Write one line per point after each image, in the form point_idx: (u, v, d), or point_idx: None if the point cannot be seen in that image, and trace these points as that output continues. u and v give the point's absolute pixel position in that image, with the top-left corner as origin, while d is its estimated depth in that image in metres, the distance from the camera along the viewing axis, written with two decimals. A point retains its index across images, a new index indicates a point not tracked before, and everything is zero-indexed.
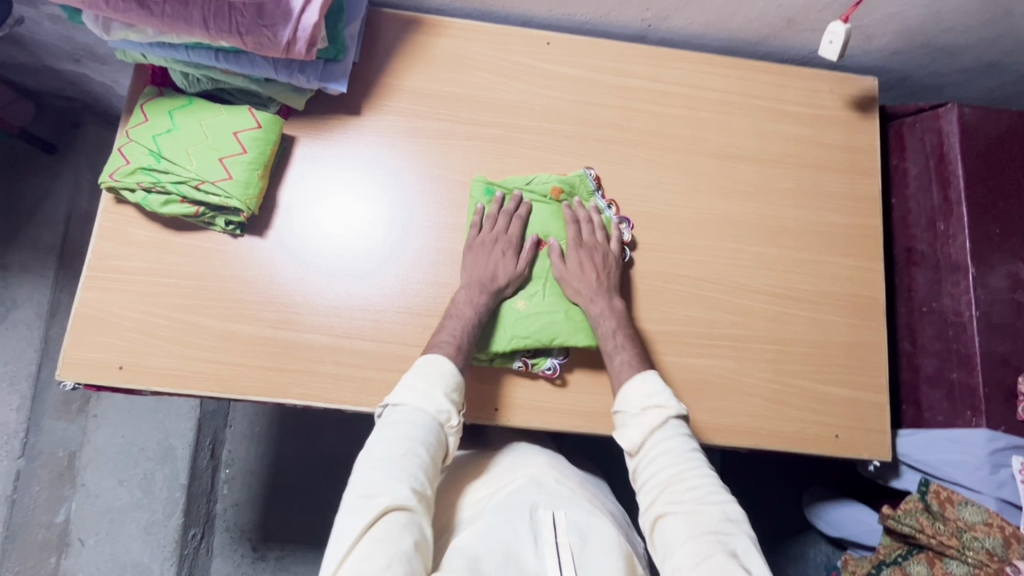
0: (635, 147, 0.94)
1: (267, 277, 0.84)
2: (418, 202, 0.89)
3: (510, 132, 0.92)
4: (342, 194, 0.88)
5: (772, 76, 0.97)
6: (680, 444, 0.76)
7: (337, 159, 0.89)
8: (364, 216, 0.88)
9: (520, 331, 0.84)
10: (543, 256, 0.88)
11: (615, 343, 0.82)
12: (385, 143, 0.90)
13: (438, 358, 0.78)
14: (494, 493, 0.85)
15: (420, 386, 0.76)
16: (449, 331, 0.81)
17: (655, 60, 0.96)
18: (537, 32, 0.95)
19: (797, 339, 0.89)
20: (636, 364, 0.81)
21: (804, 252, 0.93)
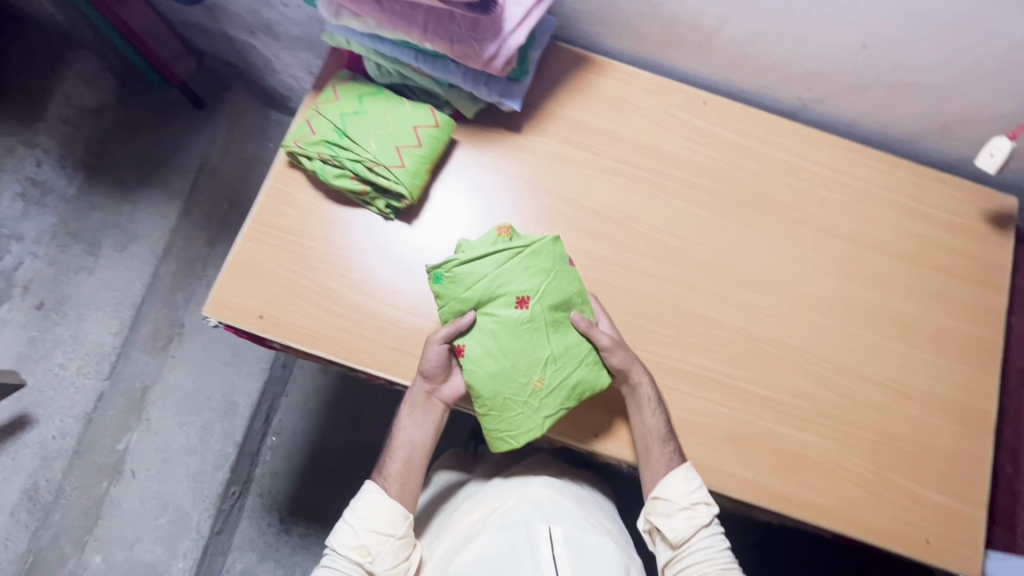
0: (771, 215, 0.96)
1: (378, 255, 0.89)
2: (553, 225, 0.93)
3: (655, 177, 0.96)
4: (474, 209, 0.92)
5: (915, 176, 0.99)
6: (718, 539, 0.85)
7: (478, 177, 0.93)
8: (487, 218, 0.92)
9: (527, 405, 0.82)
10: (523, 318, 0.81)
11: (661, 432, 0.83)
12: (530, 167, 0.95)
13: (371, 488, 0.87)
14: (490, 514, 0.89)
15: (346, 525, 0.86)
16: (395, 463, 0.89)
17: (803, 138, 1.00)
18: (696, 91, 1.00)
19: (901, 435, 0.89)
20: (678, 454, 0.84)
21: (920, 351, 0.93)
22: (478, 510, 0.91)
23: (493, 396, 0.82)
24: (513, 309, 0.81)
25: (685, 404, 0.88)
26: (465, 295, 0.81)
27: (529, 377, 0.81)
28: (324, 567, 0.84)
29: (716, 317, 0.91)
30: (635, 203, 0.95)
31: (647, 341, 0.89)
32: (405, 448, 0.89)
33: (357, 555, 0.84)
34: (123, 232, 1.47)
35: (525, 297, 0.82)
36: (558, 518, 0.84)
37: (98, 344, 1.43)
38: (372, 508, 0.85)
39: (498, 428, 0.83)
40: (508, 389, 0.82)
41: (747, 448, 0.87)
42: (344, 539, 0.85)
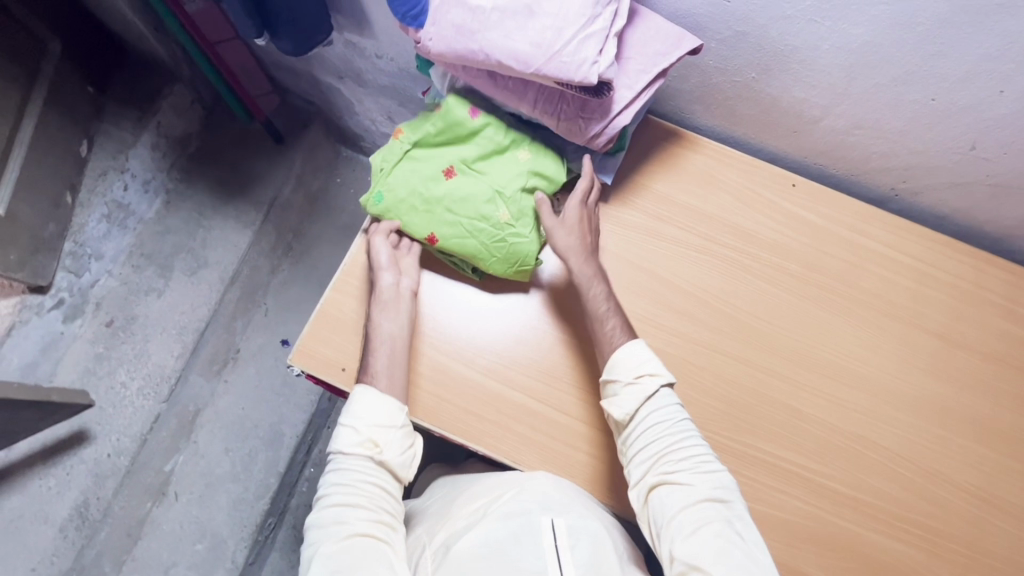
0: (858, 305, 0.95)
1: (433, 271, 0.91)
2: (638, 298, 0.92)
3: (741, 257, 0.96)
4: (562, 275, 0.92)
5: (1010, 274, 0.96)
6: (671, 415, 0.78)
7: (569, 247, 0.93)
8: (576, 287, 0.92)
9: (514, 236, 0.84)
10: (453, 181, 0.85)
11: (602, 309, 0.84)
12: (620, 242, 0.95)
13: (360, 390, 0.79)
14: (495, 499, 0.81)
15: (348, 425, 0.77)
16: (381, 360, 0.82)
17: (894, 227, 0.98)
18: (784, 173, 1.00)
19: (991, 551, 0.85)
20: (624, 330, 0.83)
21: (1013, 461, 0.89)
22: (482, 497, 0.83)
23: (481, 251, 0.84)
24: (443, 181, 0.85)
25: (765, 496, 0.85)
26: (399, 199, 0.86)
27: (495, 214, 0.84)
28: (335, 473, 0.76)
29: (798, 407, 0.89)
30: (721, 283, 0.94)
31: (726, 426, 0.88)
32: (386, 344, 0.83)
33: (365, 450, 0.76)
34: (196, 257, 1.51)
35: (451, 166, 0.85)
36: (567, 509, 0.77)
37: (159, 366, 1.45)
38: (371, 403, 0.78)
39: (498, 268, 0.86)
40: (488, 238, 0.84)
41: (828, 549, 0.84)
42: (347, 438, 0.77)
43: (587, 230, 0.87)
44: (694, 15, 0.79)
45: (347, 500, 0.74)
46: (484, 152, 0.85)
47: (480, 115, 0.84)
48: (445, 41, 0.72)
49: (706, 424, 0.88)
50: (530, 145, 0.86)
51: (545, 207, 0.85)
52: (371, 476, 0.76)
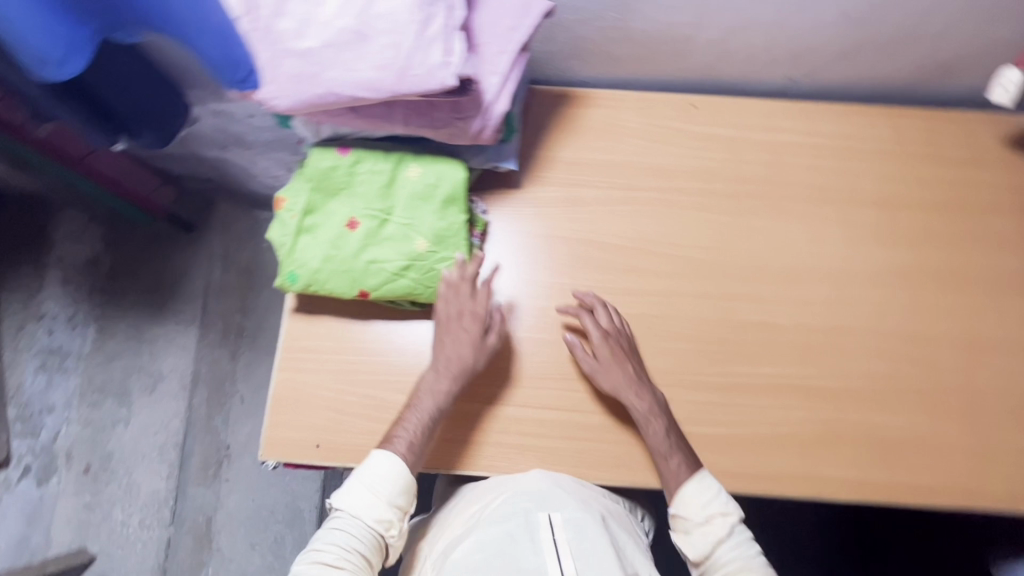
0: (794, 201, 0.94)
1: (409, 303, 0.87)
2: (580, 262, 0.91)
3: (667, 195, 0.94)
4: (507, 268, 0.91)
5: (925, 121, 0.96)
6: (746, 549, 0.79)
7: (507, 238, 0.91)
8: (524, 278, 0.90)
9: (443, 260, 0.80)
10: (357, 232, 0.79)
11: (663, 449, 0.80)
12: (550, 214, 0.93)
13: (387, 458, 0.78)
14: (487, 503, 0.80)
15: (361, 490, 0.78)
16: (411, 420, 0.79)
17: (803, 114, 0.97)
18: (682, 97, 0.98)
19: (989, 390, 0.86)
20: (690, 466, 0.80)
21: (984, 299, 0.89)
22: (478, 501, 0.83)
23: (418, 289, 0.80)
24: (349, 237, 0.79)
25: (764, 417, 0.85)
26: (313, 273, 0.79)
27: (416, 248, 0.79)
28: (334, 529, 0.77)
29: (768, 320, 0.88)
30: (656, 226, 0.93)
31: (707, 364, 0.87)
32: (428, 403, 0.80)
33: (379, 526, 0.78)
34: (149, 373, 1.45)
35: (349, 216, 0.79)
36: (563, 502, 0.77)
37: (152, 494, 1.40)
38: (386, 477, 0.77)
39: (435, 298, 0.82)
40: (418, 274, 0.80)
41: (840, 445, 0.84)
42: (372, 506, 0.77)
43: (615, 348, 0.84)
44: None
45: (337, 559, 0.74)
46: (371, 183, 0.79)
47: (348, 153, 0.78)
48: (289, 93, 0.67)
49: (687, 368, 0.87)
50: (416, 159, 0.80)
51: (577, 348, 0.85)
52: (368, 549, 0.77)
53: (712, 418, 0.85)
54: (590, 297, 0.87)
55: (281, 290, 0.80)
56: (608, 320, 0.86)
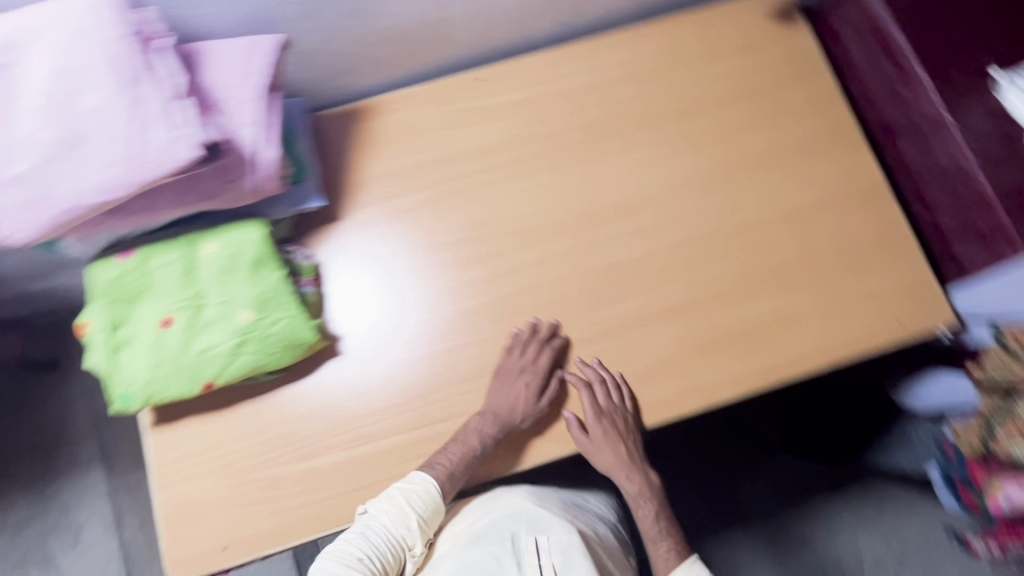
0: (602, 138, 0.96)
1: (390, 354, 0.88)
2: (438, 266, 0.92)
3: (485, 175, 0.95)
4: (390, 285, 0.91)
5: (695, 23, 1.00)
6: None
7: (386, 256, 0.92)
8: (405, 292, 0.90)
9: (273, 321, 0.77)
10: (174, 328, 0.75)
11: (654, 530, 0.89)
12: (414, 223, 0.93)
13: (423, 478, 0.80)
14: (472, 522, 0.85)
15: (398, 500, 0.80)
16: (449, 454, 0.82)
17: (585, 54, 0.99)
18: (468, 74, 0.97)
19: (824, 249, 0.91)
20: (679, 552, 0.86)
21: (796, 169, 0.95)
22: (464, 518, 0.88)
23: (260, 359, 0.77)
24: (167, 336, 0.74)
25: (641, 349, 0.88)
26: (144, 385, 0.74)
27: (239, 320, 0.75)
28: (364, 533, 0.78)
29: (615, 260, 0.91)
30: (486, 209, 0.94)
31: (573, 321, 0.89)
32: (478, 443, 0.82)
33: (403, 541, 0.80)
34: (69, 528, 1.36)
35: (158, 316, 0.75)
36: (550, 524, 0.83)
37: None
38: (420, 498, 0.80)
39: (284, 359, 0.78)
40: (253, 344, 0.76)
41: (713, 349, 0.88)
42: (405, 519, 0.79)
43: (610, 427, 0.85)
44: (258, 11, 0.74)
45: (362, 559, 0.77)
46: (169, 275, 0.75)
47: (132, 255, 0.74)
48: (28, 223, 0.62)
49: (560, 331, 0.89)
50: (205, 234, 0.76)
51: (573, 426, 0.87)
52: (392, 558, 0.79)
53: (595, 370, 0.88)
54: (600, 372, 0.87)
55: (121, 415, 0.75)
56: (606, 397, 0.85)
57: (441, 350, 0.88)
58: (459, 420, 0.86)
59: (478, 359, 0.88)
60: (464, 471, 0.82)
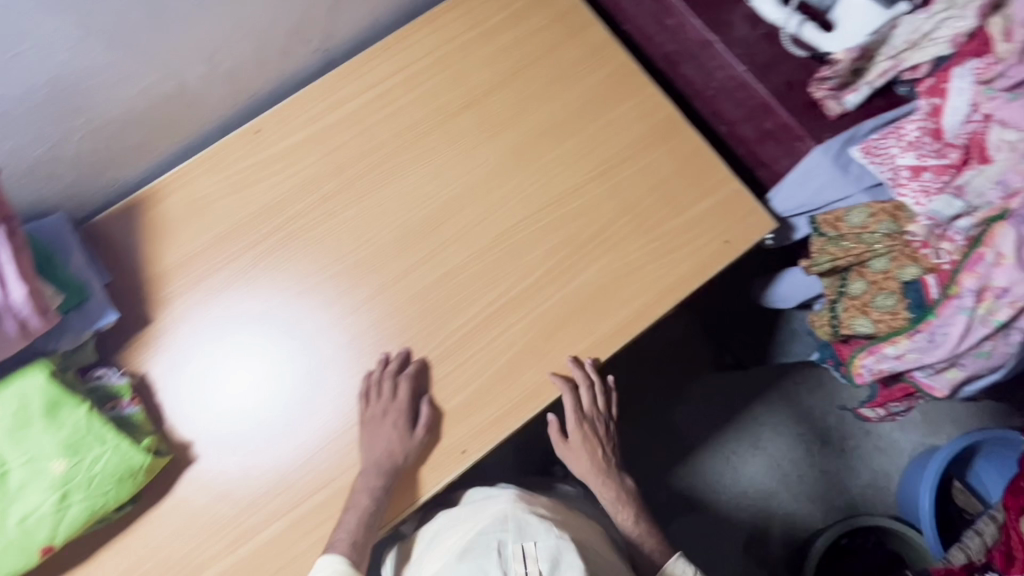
0: (399, 153, 0.94)
1: (275, 420, 0.84)
2: (296, 322, 0.88)
3: (293, 226, 0.91)
4: (256, 354, 0.86)
5: (455, 10, 0.98)
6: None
7: (245, 325, 0.88)
8: (271, 358, 0.86)
9: (94, 459, 0.71)
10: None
11: (636, 531, 0.93)
12: (266, 282, 0.89)
13: (331, 560, 0.76)
14: (464, 534, 0.81)
15: None
16: (346, 524, 0.78)
17: (356, 74, 0.96)
18: (242, 129, 0.93)
19: (639, 194, 0.93)
20: (663, 549, 0.93)
21: (591, 125, 0.95)
22: (456, 530, 0.84)
23: (95, 502, 0.71)
24: None
25: (496, 348, 0.87)
26: None
27: (57, 470, 0.70)
28: None
29: (446, 269, 0.90)
30: (304, 262, 0.90)
31: (423, 343, 0.88)
32: (369, 502, 0.79)
33: None
34: None
35: None
36: (537, 531, 0.77)
37: None
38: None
39: (122, 493, 0.73)
40: (80, 490, 0.71)
41: (563, 324, 0.88)
42: None
43: (592, 433, 0.91)
44: None
45: None
46: None
47: None
48: None
49: (411, 359, 0.87)
50: None
51: (556, 424, 0.93)
52: None
53: (458, 384, 0.86)
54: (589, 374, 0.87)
55: None
56: (590, 402, 0.87)
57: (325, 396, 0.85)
58: (348, 476, 0.82)
59: (355, 398, 0.85)
60: (367, 534, 0.78)
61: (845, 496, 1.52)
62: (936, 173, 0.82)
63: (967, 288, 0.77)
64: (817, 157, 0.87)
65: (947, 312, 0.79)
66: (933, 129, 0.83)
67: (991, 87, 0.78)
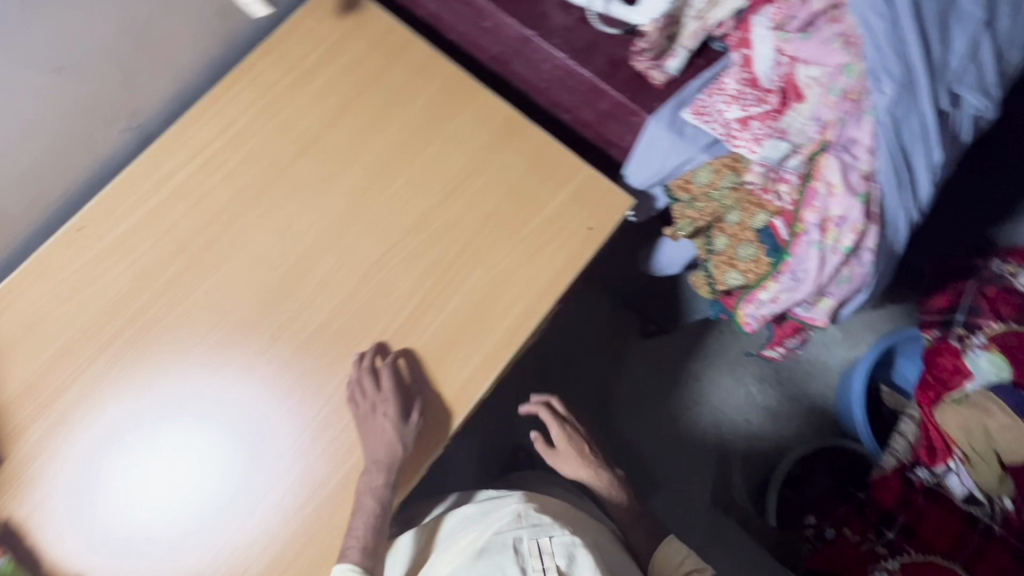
0: (241, 216, 0.89)
1: (197, 512, 0.80)
2: (202, 407, 0.83)
3: (142, 319, 0.85)
4: (171, 449, 0.82)
5: (267, 57, 0.94)
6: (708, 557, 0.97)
7: (152, 422, 0.83)
8: (185, 451, 0.82)
9: None
10: None
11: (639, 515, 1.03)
12: (162, 373, 0.84)
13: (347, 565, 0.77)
14: (479, 532, 0.88)
15: None
16: (358, 522, 0.79)
17: (175, 144, 0.90)
18: (63, 230, 0.86)
19: (496, 201, 0.92)
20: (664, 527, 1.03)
21: (433, 142, 0.93)
22: (470, 530, 0.91)
23: None
24: None
25: None
26: None
27: None
28: None
29: (317, 324, 0.87)
30: (170, 348, 0.85)
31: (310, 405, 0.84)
32: (382, 495, 0.80)
33: None
34: None
35: None
36: (551, 527, 0.85)
37: None
38: None
39: None
40: None
41: (449, 349, 0.87)
42: None
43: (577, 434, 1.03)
44: None
45: None
46: None
47: None
48: None
49: (390, 350, 0.87)
50: None
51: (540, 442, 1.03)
52: None
53: (357, 437, 0.84)
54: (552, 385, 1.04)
55: None
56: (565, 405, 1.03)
57: (239, 464, 0.82)
58: (318, 506, 0.81)
59: (270, 469, 0.82)
60: (378, 531, 0.79)
61: (790, 426, 1.59)
62: (761, 120, 0.84)
63: (810, 223, 0.81)
64: (653, 128, 0.89)
65: (800, 249, 0.82)
66: (750, 79, 0.86)
67: (784, 31, 0.81)
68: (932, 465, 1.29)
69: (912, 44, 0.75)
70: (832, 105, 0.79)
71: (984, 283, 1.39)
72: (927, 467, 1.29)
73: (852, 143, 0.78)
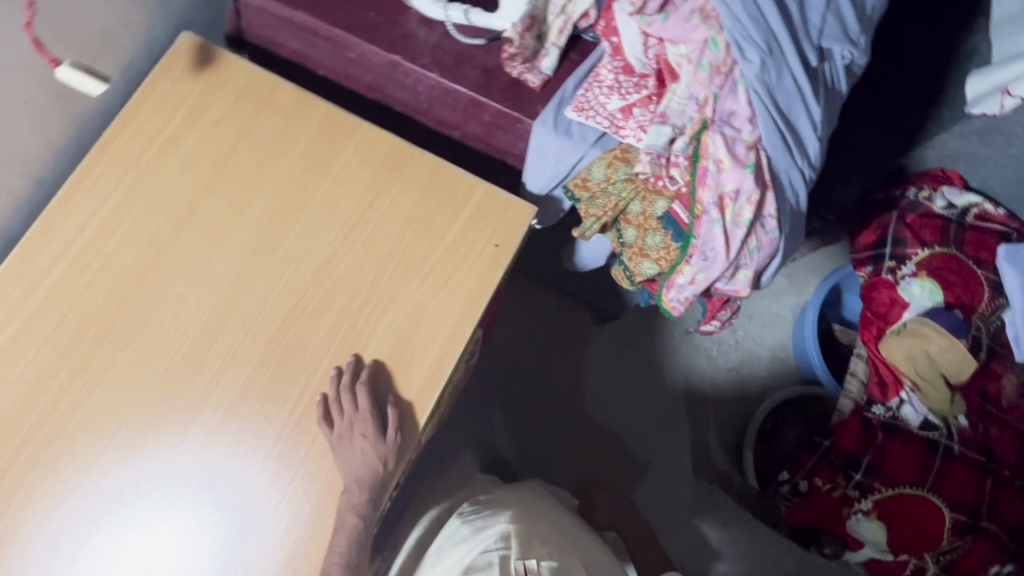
0: (126, 306, 0.84)
1: None
2: (162, 500, 0.79)
3: (37, 438, 0.79)
4: (138, 548, 0.78)
5: (125, 134, 0.89)
6: None
7: (116, 520, 0.78)
8: (149, 550, 0.78)
9: None
10: None
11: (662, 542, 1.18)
12: (115, 468, 0.79)
13: None
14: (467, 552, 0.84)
15: None
16: (335, 550, 0.78)
17: (40, 243, 0.84)
18: None
19: (396, 237, 0.88)
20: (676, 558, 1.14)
21: (319, 188, 0.89)
22: (460, 550, 0.87)
23: None
24: None
25: (317, 455, 0.81)
26: None
27: None
28: None
29: (229, 403, 0.82)
30: (78, 455, 0.79)
31: (237, 490, 0.80)
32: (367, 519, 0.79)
33: None
34: None
35: None
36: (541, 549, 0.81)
37: None
38: None
39: None
40: None
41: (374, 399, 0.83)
42: None
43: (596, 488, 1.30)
44: None
45: None
46: None
47: None
48: None
49: (364, 363, 0.84)
50: None
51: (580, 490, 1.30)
52: None
53: (293, 511, 0.80)
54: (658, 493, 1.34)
55: None
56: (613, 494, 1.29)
57: (207, 542, 0.78)
58: (281, 565, 0.78)
59: (240, 553, 0.78)
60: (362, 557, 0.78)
61: (758, 382, 1.56)
62: (643, 106, 0.83)
63: (707, 202, 0.79)
64: (539, 132, 0.86)
65: (703, 230, 0.81)
66: (624, 66, 0.84)
67: (644, 14, 0.79)
68: (886, 400, 1.30)
69: (767, 8, 0.75)
70: (704, 81, 0.77)
71: (904, 212, 1.42)
72: (881, 403, 1.30)
73: (732, 116, 0.77)
